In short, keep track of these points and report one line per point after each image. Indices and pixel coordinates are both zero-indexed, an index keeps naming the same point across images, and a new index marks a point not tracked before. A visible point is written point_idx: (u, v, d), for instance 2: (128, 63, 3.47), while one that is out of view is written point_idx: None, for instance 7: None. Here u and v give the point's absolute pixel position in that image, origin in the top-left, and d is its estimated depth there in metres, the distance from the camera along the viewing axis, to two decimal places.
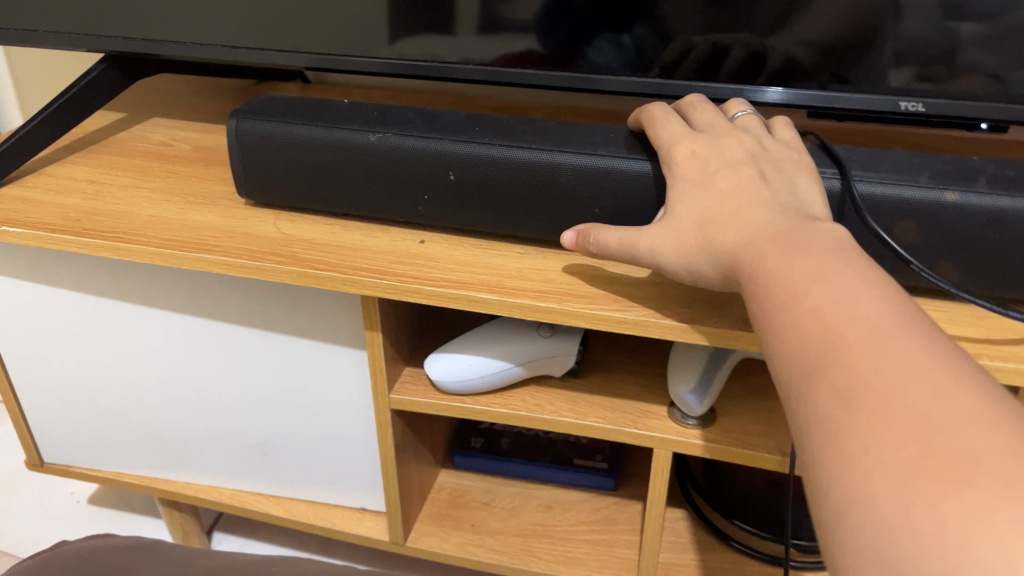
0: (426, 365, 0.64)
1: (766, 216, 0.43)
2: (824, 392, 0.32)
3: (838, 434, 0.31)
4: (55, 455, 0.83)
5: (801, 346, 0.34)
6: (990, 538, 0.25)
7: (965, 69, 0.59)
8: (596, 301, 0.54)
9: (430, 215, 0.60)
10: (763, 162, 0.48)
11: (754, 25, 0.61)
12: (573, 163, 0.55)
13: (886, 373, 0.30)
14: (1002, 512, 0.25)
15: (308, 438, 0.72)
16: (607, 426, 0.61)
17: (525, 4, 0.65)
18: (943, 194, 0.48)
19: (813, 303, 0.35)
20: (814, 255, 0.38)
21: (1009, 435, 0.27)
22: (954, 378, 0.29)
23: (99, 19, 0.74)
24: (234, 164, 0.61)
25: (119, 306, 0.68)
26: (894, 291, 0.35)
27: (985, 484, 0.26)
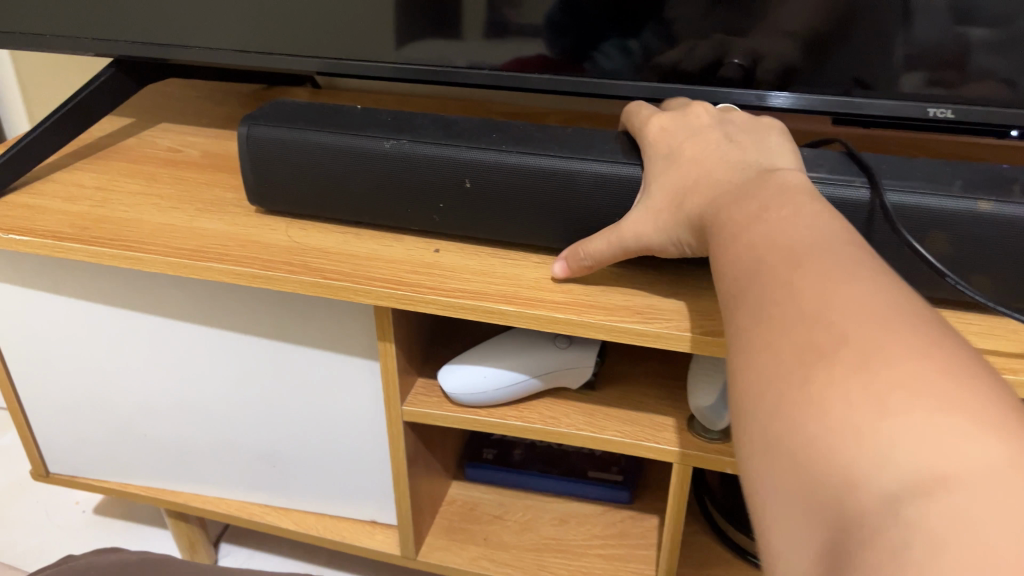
0: (440, 377, 0.63)
1: (721, 172, 0.44)
2: (742, 308, 0.34)
3: (744, 343, 0.32)
4: (60, 465, 0.81)
5: (733, 272, 0.36)
6: (843, 406, 0.26)
7: (976, 74, 0.58)
8: (616, 312, 0.53)
9: (445, 224, 0.58)
10: (730, 125, 0.49)
11: (769, 29, 0.60)
12: (592, 171, 0.53)
13: (789, 281, 0.32)
14: (858, 379, 0.26)
15: (319, 450, 0.71)
16: (625, 440, 0.60)
17: (533, 8, 0.64)
18: (977, 204, 0.47)
19: (747, 237, 0.37)
20: (758, 196, 0.39)
21: (883, 312, 0.28)
22: (848, 271, 0.31)
23: (105, 23, 0.73)
24: (246, 173, 0.60)
25: (126, 314, 0.67)
26: (825, 214, 0.36)
27: (847, 358, 0.27)
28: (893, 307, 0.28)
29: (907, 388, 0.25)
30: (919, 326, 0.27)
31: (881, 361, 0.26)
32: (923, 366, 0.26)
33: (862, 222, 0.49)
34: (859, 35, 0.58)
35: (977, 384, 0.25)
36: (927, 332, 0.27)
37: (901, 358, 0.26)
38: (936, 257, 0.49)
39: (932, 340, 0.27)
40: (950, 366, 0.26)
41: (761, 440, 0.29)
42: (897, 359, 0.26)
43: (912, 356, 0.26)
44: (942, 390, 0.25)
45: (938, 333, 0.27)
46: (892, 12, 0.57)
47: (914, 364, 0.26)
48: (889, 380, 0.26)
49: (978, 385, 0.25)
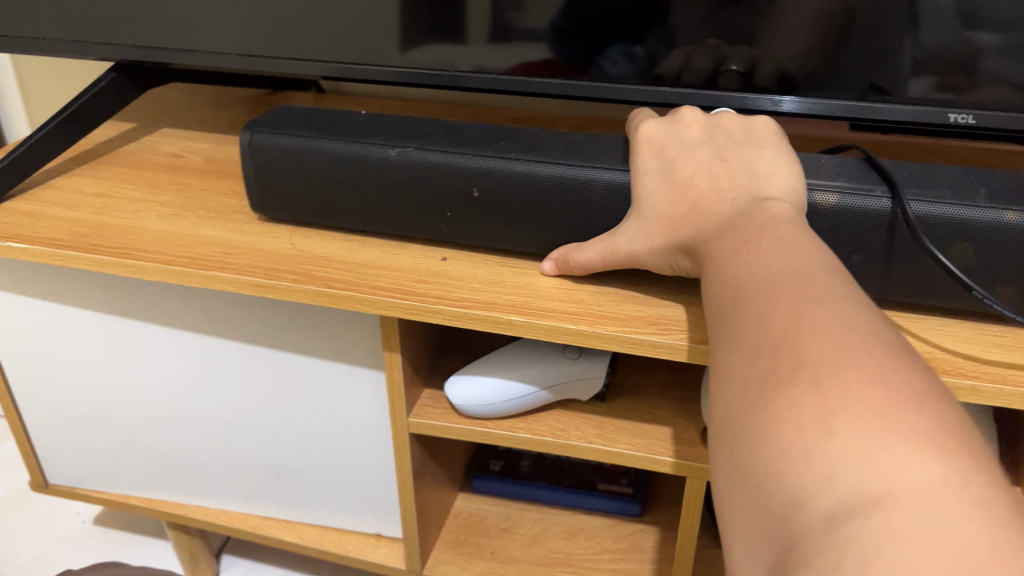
0: (448, 388, 0.62)
1: (715, 198, 0.45)
2: (722, 335, 0.35)
3: (722, 370, 0.33)
4: (60, 476, 0.80)
5: (717, 301, 0.37)
6: (796, 428, 0.27)
7: (986, 79, 0.56)
8: (628, 323, 0.51)
9: (452, 233, 0.57)
10: (722, 139, 0.49)
11: (779, 33, 0.58)
12: (605, 179, 0.52)
13: (762, 309, 0.33)
14: (811, 402, 0.27)
15: (323, 462, 0.69)
16: (637, 453, 0.58)
17: (537, 12, 0.62)
18: (1003, 215, 0.46)
19: (731, 268, 0.38)
20: (744, 228, 0.41)
21: (842, 338, 0.29)
22: (816, 298, 0.32)
23: (105, 27, 0.72)
24: (249, 182, 0.59)
25: (127, 324, 0.66)
26: (807, 244, 0.37)
27: (804, 382, 0.28)
28: (853, 333, 0.30)
29: (855, 411, 0.26)
30: (875, 352, 0.29)
31: (834, 384, 0.27)
32: (871, 391, 0.27)
33: (884, 233, 0.48)
34: (873, 40, 0.57)
35: (923, 410, 0.26)
36: (881, 358, 0.28)
37: (852, 383, 0.27)
38: (960, 268, 0.48)
39: (885, 366, 0.28)
40: (897, 390, 0.27)
41: (731, 461, 0.30)
42: (848, 383, 0.27)
43: (863, 381, 0.27)
44: (887, 414, 0.26)
45: (894, 359, 0.29)
46: (899, 16, 0.56)
47: (863, 389, 0.27)
48: (839, 403, 0.27)
49: (923, 410, 0.26)
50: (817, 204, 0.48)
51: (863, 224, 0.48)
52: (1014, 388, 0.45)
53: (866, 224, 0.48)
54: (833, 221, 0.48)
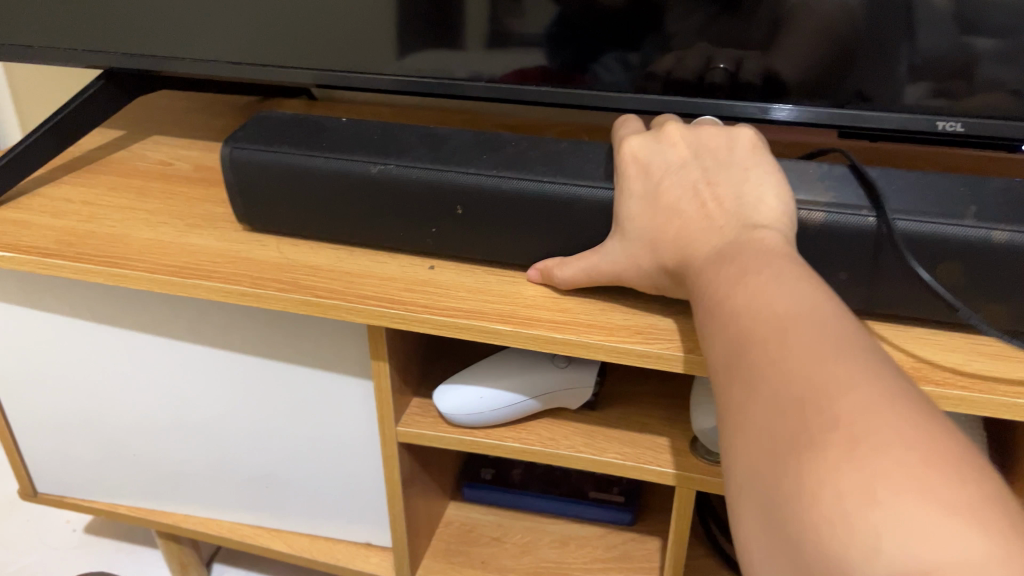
0: (436, 396, 0.61)
1: (709, 225, 0.45)
2: (732, 378, 0.35)
3: (739, 417, 0.33)
4: (48, 485, 0.79)
5: (719, 338, 0.37)
6: (834, 493, 0.27)
7: (984, 85, 0.56)
8: (616, 332, 0.51)
9: (437, 246, 0.57)
10: (707, 160, 0.48)
11: (772, 41, 0.58)
12: (588, 196, 0.52)
13: (776, 355, 0.33)
14: (849, 467, 0.27)
15: (311, 471, 0.69)
16: (626, 462, 0.58)
17: (535, 18, 0.62)
18: (991, 233, 0.46)
19: (731, 302, 0.38)
20: (736, 258, 0.40)
21: (870, 396, 0.29)
22: (836, 349, 0.32)
23: (95, 35, 0.72)
24: (230, 188, 0.58)
25: (114, 333, 0.65)
26: (806, 281, 0.37)
27: (837, 444, 0.28)
28: (879, 389, 0.29)
29: (896, 480, 0.26)
30: (906, 411, 0.29)
31: (872, 449, 0.27)
32: (911, 458, 0.27)
33: (870, 250, 0.48)
34: (868, 48, 0.57)
35: (961, 477, 0.26)
36: (914, 418, 0.28)
37: (890, 448, 0.27)
38: (948, 283, 0.48)
39: (918, 428, 0.28)
40: (931, 453, 0.27)
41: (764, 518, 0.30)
42: (886, 448, 0.27)
43: (901, 447, 0.27)
44: (928, 483, 0.26)
45: (926, 418, 0.28)
46: (896, 23, 0.56)
47: (902, 455, 0.27)
48: (879, 471, 0.27)
49: (962, 477, 0.26)
50: (803, 222, 0.48)
51: (850, 241, 0.48)
52: (1002, 397, 0.45)
53: (852, 242, 0.48)
54: (820, 238, 0.48)
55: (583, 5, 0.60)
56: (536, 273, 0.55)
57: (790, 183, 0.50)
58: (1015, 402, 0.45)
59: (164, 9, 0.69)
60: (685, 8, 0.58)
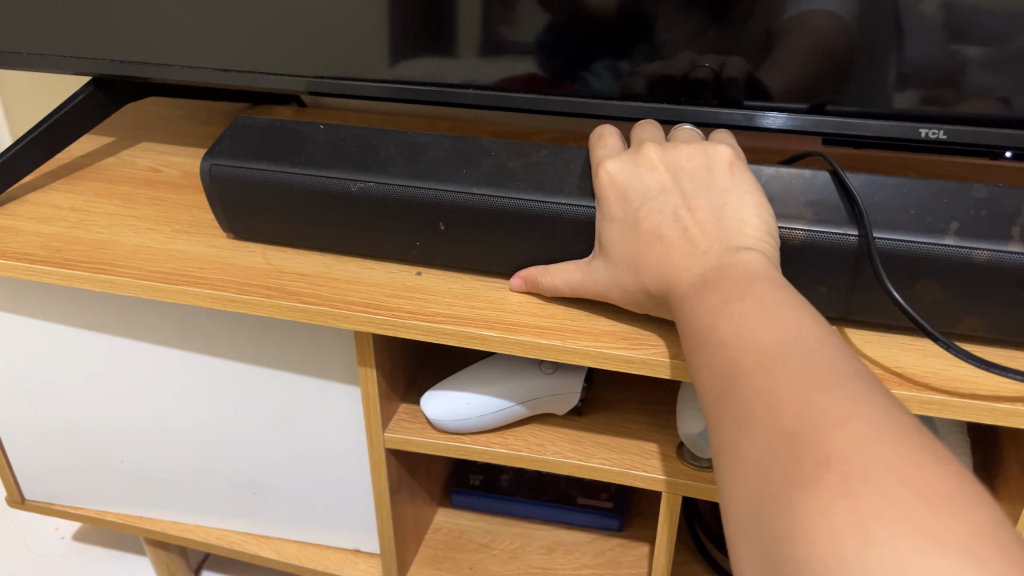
0: (423, 403, 0.61)
1: (695, 249, 0.45)
2: (722, 412, 0.35)
3: (732, 455, 0.33)
4: (35, 492, 0.79)
5: (708, 370, 0.37)
6: (830, 535, 0.27)
7: (971, 93, 0.57)
8: (602, 338, 0.51)
9: (422, 255, 0.58)
10: (687, 180, 0.48)
11: (760, 50, 0.58)
12: (568, 212, 0.52)
13: (764, 390, 0.33)
14: (842, 507, 0.27)
15: (299, 478, 0.69)
16: (612, 468, 0.58)
17: (527, 26, 0.62)
18: (972, 253, 0.46)
19: (717, 333, 0.38)
20: (718, 286, 0.41)
21: (862, 431, 0.29)
22: (823, 383, 0.32)
23: (86, 42, 0.72)
24: (215, 206, 0.59)
25: (101, 339, 0.65)
26: (791, 307, 0.37)
27: (829, 483, 0.28)
28: (870, 423, 0.29)
29: (889, 517, 0.26)
30: (897, 446, 0.28)
31: (865, 489, 0.27)
32: (904, 494, 0.27)
33: (851, 266, 0.49)
34: (855, 53, 0.57)
35: (956, 513, 0.26)
36: (906, 453, 0.28)
37: (881, 486, 0.27)
38: (929, 296, 0.48)
39: (911, 463, 0.28)
40: (924, 491, 0.27)
41: (761, 559, 0.30)
42: (879, 486, 0.27)
43: (894, 483, 0.27)
44: (923, 522, 0.26)
45: (918, 450, 0.28)
46: (885, 30, 0.56)
47: (896, 494, 0.27)
48: (871, 509, 0.27)
49: (957, 512, 0.26)
50: (784, 240, 0.49)
51: (832, 257, 0.49)
52: (982, 402, 0.46)
53: (833, 259, 0.49)
54: (801, 254, 0.49)
55: (573, 14, 0.61)
56: (519, 281, 0.55)
57: (773, 198, 0.50)
58: (995, 406, 0.45)
59: (154, 16, 0.69)
60: (675, 17, 0.59)
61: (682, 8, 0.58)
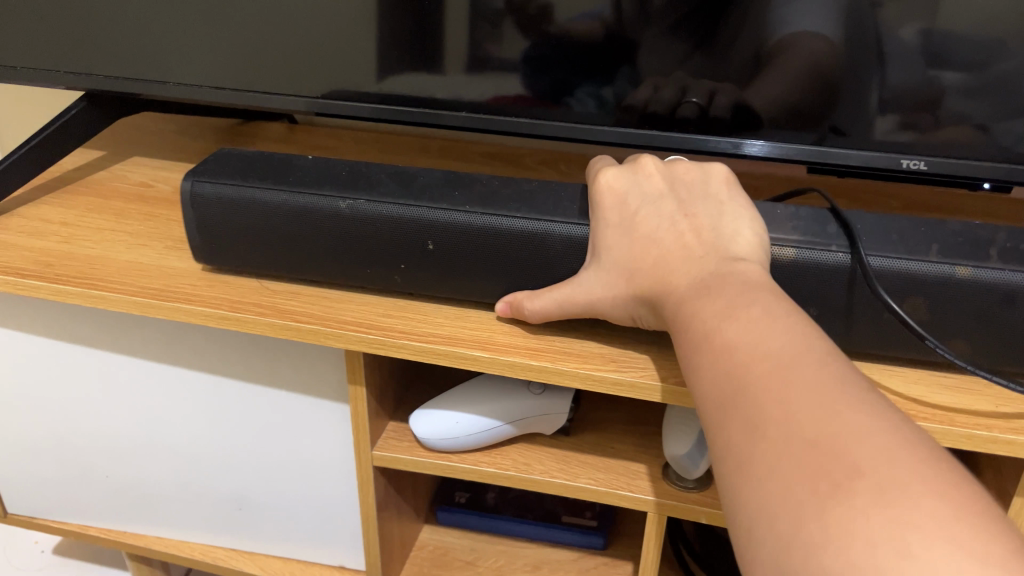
0: (412, 421, 0.62)
1: (694, 258, 0.46)
2: (727, 416, 0.35)
3: (743, 460, 0.33)
4: (18, 506, 0.79)
5: (711, 374, 0.38)
6: (865, 541, 0.27)
7: (950, 118, 0.59)
8: (591, 360, 0.52)
9: (406, 283, 0.57)
10: (682, 192, 0.50)
11: (744, 74, 0.60)
12: (561, 233, 0.53)
13: (780, 396, 0.34)
14: (877, 515, 0.28)
15: (286, 494, 0.69)
16: (598, 488, 0.59)
17: (513, 43, 0.63)
18: (954, 269, 0.48)
19: (722, 337, 0.39)
20: (721, 291, 0.42)
21: (885, 444, 0.30)
22: (840, 397, 0.33)
23: (78, 57, 0.72)
24: (189, 228, 0.58)
25: (90, 353, 0.65)
26: (797, 321, 0.38)
27: (862, 491, 0.29)
28: (891, 437, 0.31)
29: (926, 528, 0.27)
30: (922, 460, 0.30)
31: (898, 498, 0.28)
32: (938, 507, 0.28)
33: (842, 289, 0.50)
34: (841, 77, 0.59)
35: (985, 525, 0.27)
36: (931, 467, 0.29)
37: (917, 499, 0.28)
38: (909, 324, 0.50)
39: (940, 478, 0.29)
40: (956, 504, 0.28)
41: (775, 563, 0.30)
42: (913, 498, 0.28)
43: (928, 495, 0.28)
44: (959, 532, 0.27)
45: (939, 467, 0.30)
46: (866, 56, 0.58)
47: (930, 504, 0.28)
48: (907, 518, 0.27)
49: (988, 527, 0.27)
50: (774, 258, 0.50)
51: (822, 275, 0.50)
52: (961, 429, 0.47)
53: (823, 277, 0.50)
54: (791, 274, 0.50)
55: (562, 36, 0.62)
56: (505, 308, 0.55)
57: None
58: (972, 433, 0.47)
59: (147, 30, 0.69)
60: (663, 42, 0.60)
61: (667, 33, 0.60)
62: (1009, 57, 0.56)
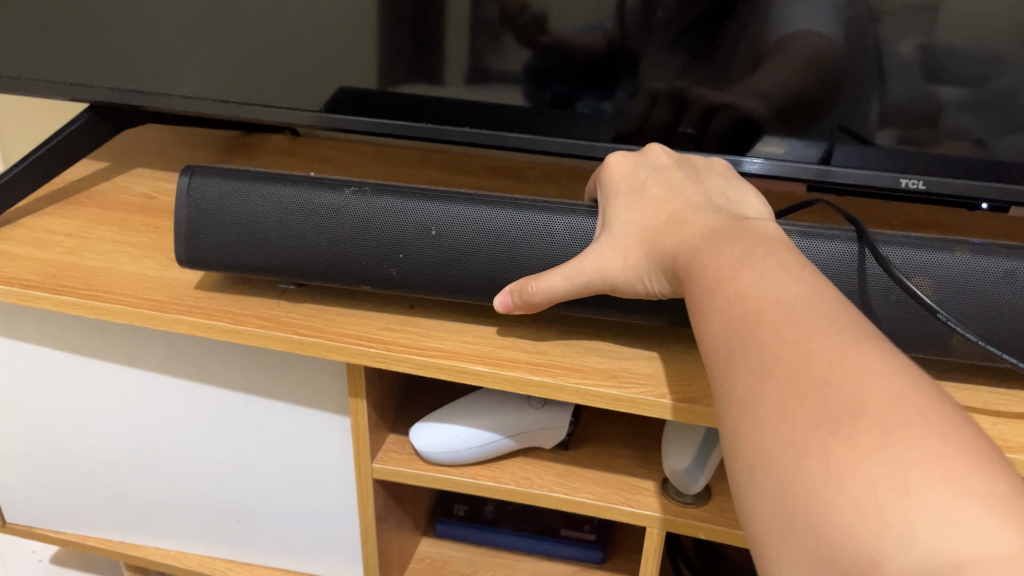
0: (412, 434, 0.62)
1: (703, 216, 0.45)
2: (738, 360, 0.34)
3: (750, 403, 0.32)
4: (17, 515, 0.79)
5: (722, 321, 0.36)
6: (864, 479, 0.26)
7: (949, 132, 0.60)
8: (591, 376, 0.52)
9: (402, 279, 0.56)
10: (689, 170, 0.52)
11: (743, 86, 0.61)
12: (567, 221, 0.54)
13: (791, 340, 0.32)
14: (880, 454, 0.27)
15: (285, 506, 0.69)
16: (597, 502, 0.59)
17: (514, 55, 0.64)
18: (954, 250, 0.51)
19: (737, 286, 0.37)
20: (736, 243, 0.40)
21: (894, 388, 0.29)
22: (852, 339, 0.31)
23: (82, 67, 0.72)
24: (179, 228, 0.57)
25: (92, 364, 0.66)
26: (811, 274, 0.36)
27: (867, 431, 0.27)
28: (901, 380, 0.29)
29: (927, 469, 0.26)
30: (930, 403, 0.28)
31: (901, 438, 0.27)
32: (942, 446, 0.26)
33: (848, 278, 0.51)
34: (841, 95, 0.60)
35: (991, 469, 0.26)
36: (939, 410, 0.28)
37: (920, 439, 0.27)
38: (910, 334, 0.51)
39: (948, 422, 0.27)
40: (961, 447, 0.27)
41: (776, 503, 0.29)
42: (919, 439, 0.27)
43: (932, 437, 0.27)
44: (962, 475, 0.26)
45: (947, 410, 0.28)
46: (865, 70, 0.59)
47: (933, 445, 0.27)
48: (908, 459, 0.26)
49: (993, 470, 0.26)
50: None
51: (831, 263, 0.51)
52: None
53: (833, 264, 0.51)
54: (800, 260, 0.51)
55: (561, 51, 0.63)
56: (506, 298, 0.52)
57: None
58: None
59: (150, 41, 0.70)
60: (661, 56, 0.61)
61: (666, 47, 0.61)
62: (1006, 72, 0.57)
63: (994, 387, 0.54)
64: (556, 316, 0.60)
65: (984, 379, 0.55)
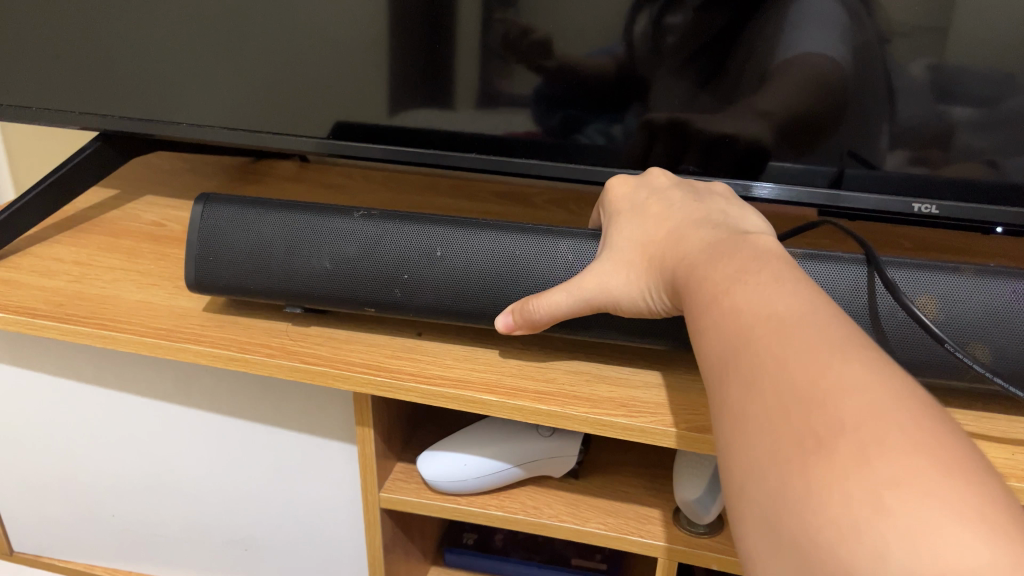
0: (420, 463, 0.61)
1: (700, 230, 0.44)
2: (730, 374, 0.33)
3: (739, 417, 0.31)
4: (25, 544, 0.79)
5: (715, 335, 0.35)
6: (844, 499, 0.26)
7: (962, 153, 0.59)
8: (599, 405, 0.52)
9: (407, 300, 0.55)
10: (690, 190, 0.51)
11: (750, 110, 0.60)
12: (571, 243, 0.54)
13: (778, 353, 0.31)
14: (858, 471, 0.26)
15: (291, 535, 0.69)
16: (607, 532, 0.58)
17: (524, 79, 0.64)
18: (958, 270, 0.50)
19: (731, 300, 0.35)
20: (733, 256, 0.38)
21: (878, 399, 0.27)
22: (837, 348, 0.30)
23: (94, 96, 0.73)
24: (189, 252, 0.57)
25: (99, 393, 0.65)
26: (807, 285, 0.35)
27: (846, 448, 0.27)
28: (886, 389, 0.28)
29: (903, 485, 0.25)
30: (912, 413, 0.27)
31: (879, 454, 0.26)
32: (918, 461, 0.25)
33: (859, 300, 0.50)
34: (851, 120, 0.59)
35: (971, 481, 0.25)
36: (921, 422, 0.27)
37: (895, 453, 0.26)
38: (925, 360, 0.49)
39: (928, 434, 0.26)
40: (941, 461, 0.25)
41: (764, 515, 0.28)
42: (894, 451, 0.26)
43: (910, 451, 0.26)
44: (938, 489, 0.25)
45: (930, 420, 0.27)
46: (877, 92, 0.58)
47: (910, 460, 0.26)
48: (885, 475, 0.25)
49: (969, 480, 0.25)
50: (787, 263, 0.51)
51: (837, 284, 0.50)
52: None
53: (840, 285, 0.50)
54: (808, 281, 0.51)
55: (572, 76, 0.63)
56: (507, 318, 0.52)
57: None
58: None
59: (162, 70, 0.70)
60: (671, 79, 0.61)
61: (676, 71, 0.60)
62: (1018, 92, 0.56)
63: (1010, 414, 0.53)
64: (564, 344, 0.59)
65: (1000, 406, 0.54)
